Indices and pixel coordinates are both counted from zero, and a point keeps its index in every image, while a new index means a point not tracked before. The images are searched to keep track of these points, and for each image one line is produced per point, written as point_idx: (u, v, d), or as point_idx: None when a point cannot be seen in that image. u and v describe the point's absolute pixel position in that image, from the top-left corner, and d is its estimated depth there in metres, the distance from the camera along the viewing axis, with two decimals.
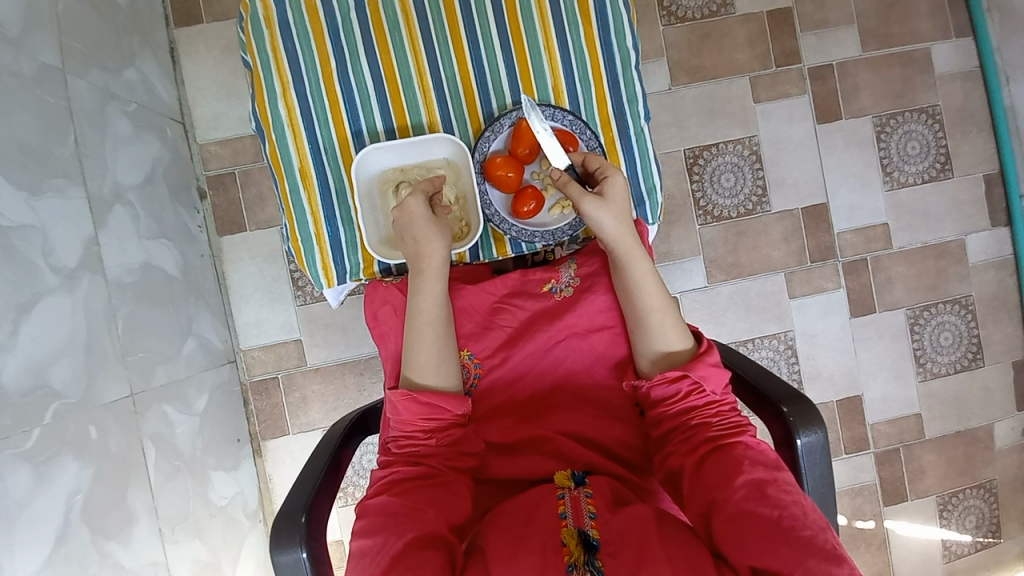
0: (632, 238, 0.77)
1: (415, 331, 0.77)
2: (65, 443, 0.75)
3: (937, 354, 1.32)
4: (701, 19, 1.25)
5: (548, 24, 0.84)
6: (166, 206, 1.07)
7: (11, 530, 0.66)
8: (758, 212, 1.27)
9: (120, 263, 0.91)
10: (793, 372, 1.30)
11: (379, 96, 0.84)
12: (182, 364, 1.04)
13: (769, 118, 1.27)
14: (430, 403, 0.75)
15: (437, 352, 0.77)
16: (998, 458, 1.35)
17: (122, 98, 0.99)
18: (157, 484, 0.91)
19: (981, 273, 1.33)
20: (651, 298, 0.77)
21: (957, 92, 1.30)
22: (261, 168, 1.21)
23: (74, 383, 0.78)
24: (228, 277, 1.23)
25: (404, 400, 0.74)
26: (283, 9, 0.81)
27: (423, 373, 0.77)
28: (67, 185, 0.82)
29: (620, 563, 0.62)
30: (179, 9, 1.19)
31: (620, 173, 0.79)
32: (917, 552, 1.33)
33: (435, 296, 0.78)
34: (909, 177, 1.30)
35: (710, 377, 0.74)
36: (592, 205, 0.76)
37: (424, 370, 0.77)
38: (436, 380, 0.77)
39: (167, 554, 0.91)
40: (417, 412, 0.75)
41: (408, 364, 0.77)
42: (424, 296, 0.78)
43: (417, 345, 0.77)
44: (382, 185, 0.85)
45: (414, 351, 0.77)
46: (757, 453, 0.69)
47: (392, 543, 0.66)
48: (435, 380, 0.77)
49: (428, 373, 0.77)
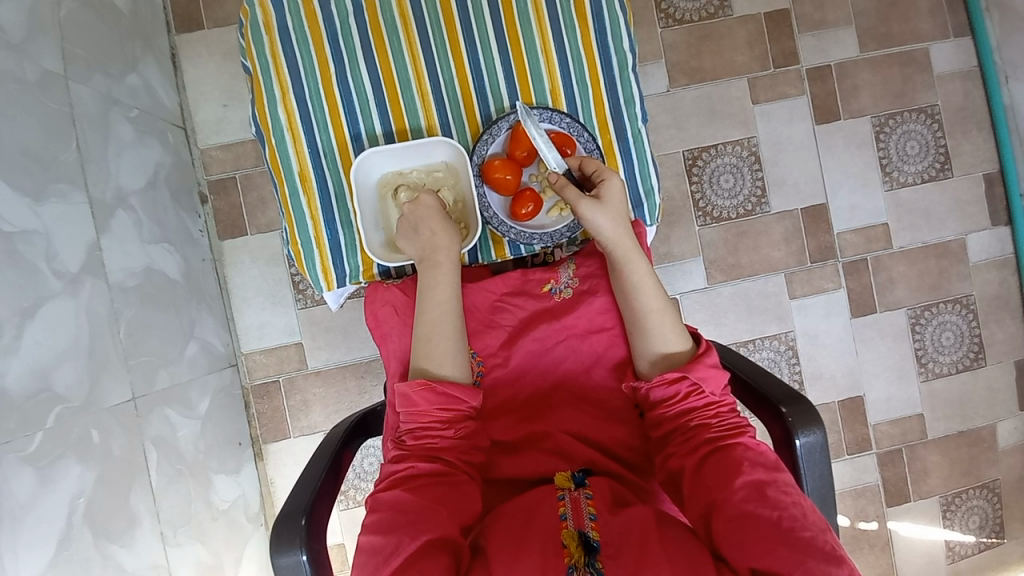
0: (629, 239, 0.78)
1: (429, 325, 0.78)
2: (69, 447, 0.76)
3: (939, 354, 1.32)
4: (699, 20, 1.25)
5: (546, 28, 0.85)
6: (167, 210, 1.08)
7: (15, 532, 0.66)
8: (758, 212, 1.27)
9: (123, 267, 0.92)
10: (794, 373, 1.29)
11: (379, 101, 0.85)
12: (184, 367, 1.04)
13: (769, 118, 1.27)
14: (446, 393, 0.75)
15: (448, 347, 0.77)
16: (1001, 458, 1.35)
17: (125, 103, 1.00)
18: (160, 486, 0.92)
19: (983, 273, 1.33)
20: (650, 299, 0.77)
21: (956, 92, 1.30)
22: (262, 172, 1.22)
23: (78, 386, 0.79)
24: (229, 280, 1.23)
25: (424, 390, 0.74)
26: (283, 14, 0.82)
27: (441, 364, 0.77)
28: (70, 190, 0.82)
29: (621, 564, 0.62)
30: (181, 15, 1.20)
31: (616, 176, 0.80)
32: (921, 552, 1.33)
33: (446, 298, 0.78)
34: (909, 177, 1.30)
35: (709, 378, 0.74)
36: (589, 207, 0.77)
37: (441, 360, 0.77)
38: (452, 371, 0.77)
39: (169, 556, 0.91)
40: (433, 402, 0.75)
41: (421, 355, 0.77)
42: (435, 299, 0.78)
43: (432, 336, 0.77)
44: (382, 189, 0.86)
45: (429, 341, 0.77)
46: (756, 454, 0.69)
47: (405, 544, 0.66)
48: (452, 371, 0.77)
49: (446, 363, 0.77)
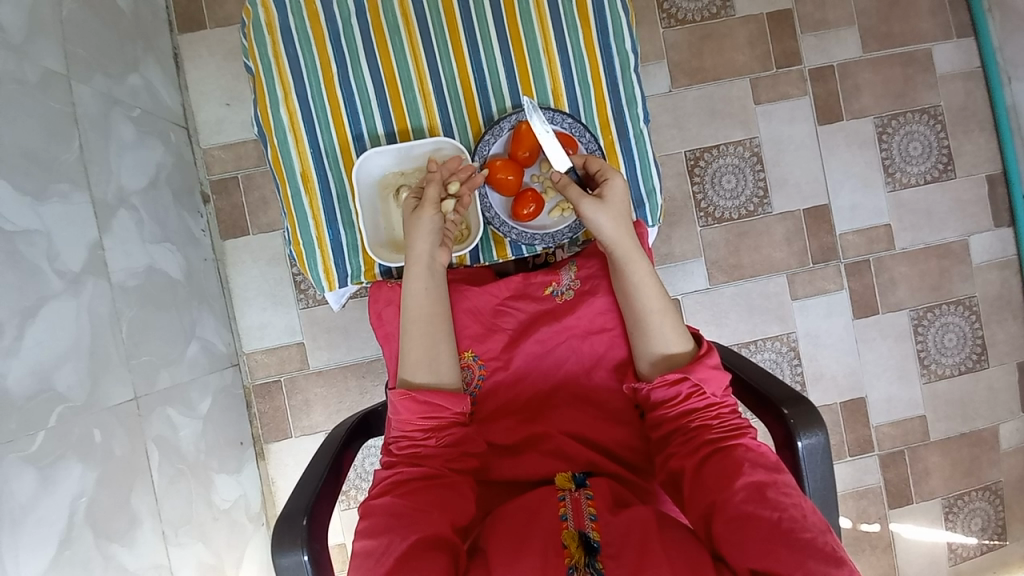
0: (631, 239, 0.78)
1: (409, 331, 0.78)
2: (70, 447, 0.76)
3: (941, 355, 1.32)
4: (700, 20, 1.25)
5: (547, 28, 0.84)
6: (169, 211, 1.08)
7: (16, 532, 0.66)
8: (759, 213, 1.27)
9: (124, 267, 0.92)
10: (796, 374, 1.29)
11: (380, 100, 0.85)
12: (185, 367, 1.05)
13: (770, 119, 1.27)
14: (428, 401, 0.75)
15: (428, 350, 0.77)
16: (1004, 459, 1.34)
17: (126, 103, 1.00)
18: (161, 486, 0.92)
19: (985, 274, 1.32)
20: (651, 300, 0.77)
21: (958, 92, 1.30)
22: (263, 172, 1.22)
23: (79, 386, 0.79)
24: (231, 280, 1.23)
25: (404, 399, 0.75)
26: (285, 13, 0.82)
27: (415, 372, 0.77)
28: (72, 190, 0.82)
29: (621, 564, 0.62)
30: (182, 16, 1.20)
31: (620, 175, 0.79)
32: (923, 554, 1.32)
33: (422, 293, 0.78)
34: (911, 177, 1.30)
35: (710, 379, 0.74)
36: (590, 207, 0.77)
37: (416, 368, 0.77)
38: (429, 377, 0.77)
39: (171, 556, 0.91)
40: (416, 411, 0.75)
41: (403, 363, 0.78)
42: (411, 293, 0.78)
43: (409, 342, 0.78)
44: (381, 188, 0.86)
45: (408, 348, 0.78)
46: (757, 455, 0.69)
47: (396, 545, 0.66)
48: (427, 377, 0.77)
49: (420, 372, 0.77)
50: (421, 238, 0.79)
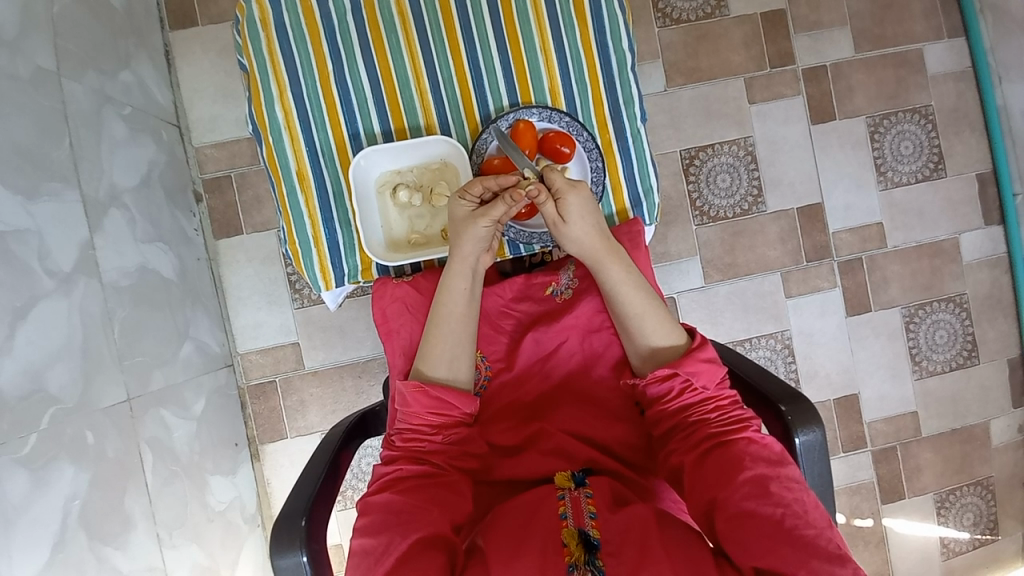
0: (597, 250, 0.78)
1: (432, 326, 0.78)
2: (63, 448, 0.75)
3: (933, 351, 1.33)
4: (696, 20, 1.25)
5: (545, 28, 0.84)
6: (162, 209, 1.07)
7: (8, 535, 0.65)
8: (754, 212, 1.28)
9: (117, 266, 0.91)
10: (790, 371, 1.30)
11: (377, 100, 0.84)
12: (179, 367, 1.04)
13: (765, 119, 1.28)
14: (440, 397, 0.74)
15: (450, 347, 0.77)
16: (995, 455, 1.36)
17: (118, 100, 0.99)
18: (155, 488, 0.91)
19: (976, 272, 1.34)
20: (631, 302, 0.77)
21: (949, 93, 1.32)
22: (258, 171, 1.21)
23: (71, 387, 0.78)
24: (225, 280, 1.22)
25: (416, 391, 0.74)
26: (280, 10, 0.81)
27: (434, 366, 0.77)
28: (63, 188, 0.81)
29: (621, 562, 0.62)
30: (175, 12, 1.18)
31: (574, 189, 0.77)
32: (915, 549, 1.34)
33: (460, 295, 0.78)
34: (902, 177, 1.31)
35: (700, 373, 0.74)
36: (559, 233, 0.79)
37: (436, 361, 0.77)
38: (447, 373, 0.77)
39: (165, 558, 0.90)
40: (426, 404, 0.74)
41: (420, 356, 0.78)
42: (449, 293, 0.78)
43: (430, 339, 0.77)
44: (380, 183, 0.86)
45: (428, 343, 0.77)
46: (759, 448, 0.69)
47: (396, 544, 0.66)
48: (446, 373, 0.77)
49: (440, 365, 0.77)
50: (465, 242, 0.78)
